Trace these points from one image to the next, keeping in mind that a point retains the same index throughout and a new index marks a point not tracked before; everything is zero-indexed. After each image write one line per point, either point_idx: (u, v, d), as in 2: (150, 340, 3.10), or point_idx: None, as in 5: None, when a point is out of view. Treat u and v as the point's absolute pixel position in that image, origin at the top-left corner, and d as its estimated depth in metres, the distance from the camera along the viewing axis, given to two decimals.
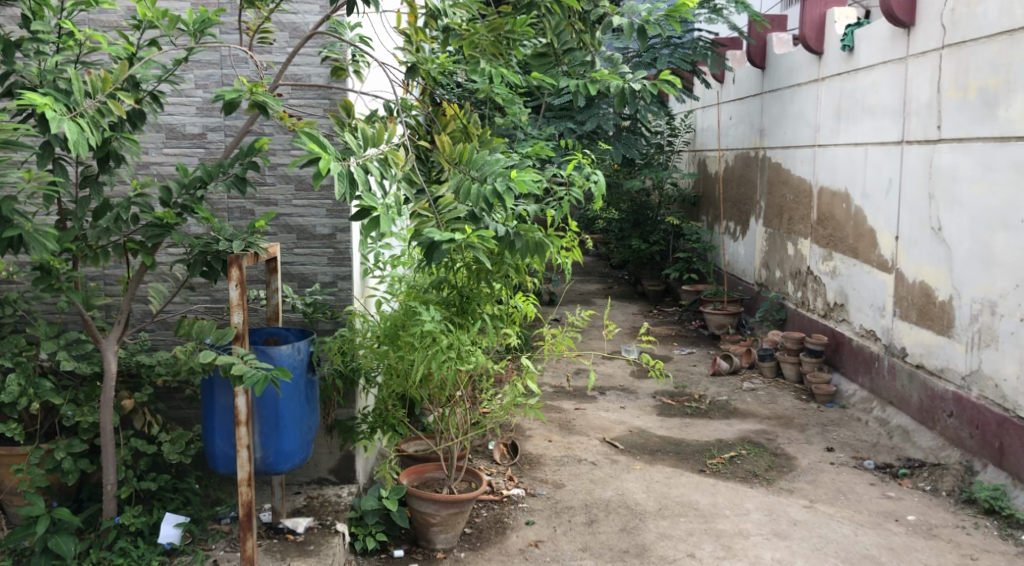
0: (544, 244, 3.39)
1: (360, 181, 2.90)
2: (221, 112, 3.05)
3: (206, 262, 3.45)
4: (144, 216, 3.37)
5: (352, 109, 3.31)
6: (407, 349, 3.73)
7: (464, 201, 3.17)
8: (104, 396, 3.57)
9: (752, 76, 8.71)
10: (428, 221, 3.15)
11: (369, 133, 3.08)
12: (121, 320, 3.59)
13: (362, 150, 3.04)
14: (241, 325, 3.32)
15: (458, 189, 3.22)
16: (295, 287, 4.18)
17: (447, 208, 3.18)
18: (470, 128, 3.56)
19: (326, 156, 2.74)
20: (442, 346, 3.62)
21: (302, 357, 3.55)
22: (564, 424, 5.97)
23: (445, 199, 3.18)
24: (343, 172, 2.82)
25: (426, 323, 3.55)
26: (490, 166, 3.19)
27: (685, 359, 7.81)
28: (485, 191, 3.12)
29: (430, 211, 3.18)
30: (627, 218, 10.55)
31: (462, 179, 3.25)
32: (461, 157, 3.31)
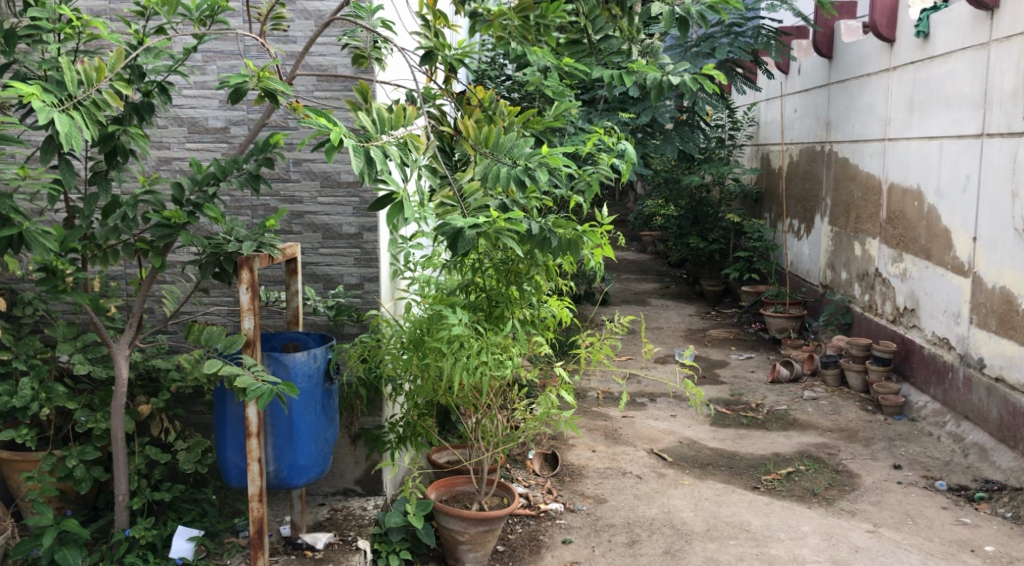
0: (579, 239, 3.14)
1: (377, 158, 2.56)
2: (226, 101, 2.81)
3: (219, 264, 3.25)
4: (153, 215, 3.19)
5: (371, 96, 3.01)
6: (432, 356, 3.44)
7: (493, 185, 2.89)
8: (114, 404, 3.40)
9: (819, 66, 8.25)
10: (453, 211, 2.89)
11: (389, 116, 2.78)
12: (133, 323, 3.43)
13: (381, 132, 2.73)
14: (252, 332, 3.13)
15: (486, 174, 2.94)
16: (320, 288, 3.97)
17: (473, 195, 2.92)
18: (496, 116, 3.29)
19: (337, 129, 2.46)
20: (471, 351, 3.33)
21: (319, 365, 3.33)
22: (609, 433, 5.68)
23: (471, 186, 2.90)
24: (358, 147, 2.51)
25: (453, 329, 3.26)
26: (519, 146, 2.93)
27: (743, 364, 7.44)
28: (517, 172, 2.87)
29: (456, 198, 2.92)
30: (685, 216, 10.18)
31: (489, 164, 2.96)
32: (486, 142, 3.00)
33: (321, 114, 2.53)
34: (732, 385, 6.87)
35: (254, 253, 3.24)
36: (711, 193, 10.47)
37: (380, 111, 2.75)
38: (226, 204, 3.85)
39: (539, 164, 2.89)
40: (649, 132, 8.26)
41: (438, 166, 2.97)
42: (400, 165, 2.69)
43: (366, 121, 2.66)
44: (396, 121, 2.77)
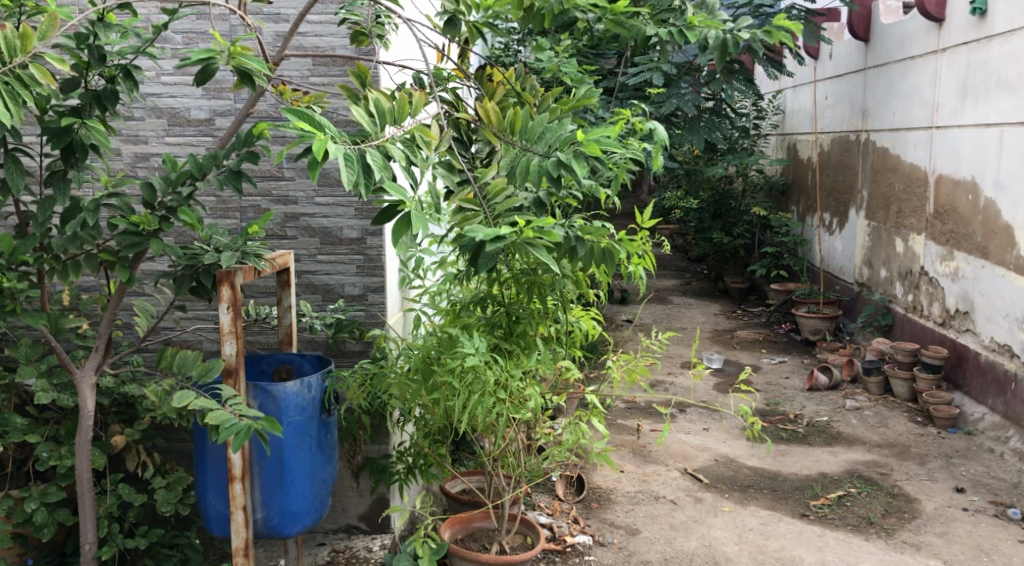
0: (616, 249, 2.68)
1: (375, 163, 2.01)
2: (193, 81, 2.28)
3: (196, 278, 2.76)
4: (119, 221, 2.71)
5: (369, 77, 2.49)
6: (443, 392, 2.90)
7: (522, 182, 2.35)
8: (78, 439, 2.92)
9: (854, 50, 7.73)
10: (475, 217, 2.31)
11: (395, 103, 2.24)
12: (100, 346, 2.95)
13: (381, 128, 2.18)
14: (233, 357, 2.68)
15: (511, 169, 2.44)
16: (318, 300, 3.50)
17: (497, 197, 2.38)
18: (525, 94, 2.77)
19: (321, 135, 1.91)
20: (487, 386, 2.80)
21: (314, 396, 2.87)
22: (638, 450, 5.20)
23: (496, 184, 2.38)
24: (349, 154, 1.97)
25: (467, 361, 2.70)
26: (552, 131, 2.38)
27: (776, 370, 6.93)
28: (549, 163, 2.32)
29: (478, 202, 2.37)
30: (707, 209, 9.68)
31: (516, 155, 2.44)
32: (512, 128, 2.50)
33: (303, 115, 1.98)
34: (767, 393, 6.37)
35: (237, 265, 2.76)
36: (735, 185, 9.95)
37: (378, 102, 2.21)
38: (210, 206, 3.39)
39: (575, 152, 2.33)
40: (673, 122, 7.77)
41: (455, 161, 2.44)
42: (406, 171, 2.12)
43: (363, 116, 2.12)
44: (405, 110, 2.24)
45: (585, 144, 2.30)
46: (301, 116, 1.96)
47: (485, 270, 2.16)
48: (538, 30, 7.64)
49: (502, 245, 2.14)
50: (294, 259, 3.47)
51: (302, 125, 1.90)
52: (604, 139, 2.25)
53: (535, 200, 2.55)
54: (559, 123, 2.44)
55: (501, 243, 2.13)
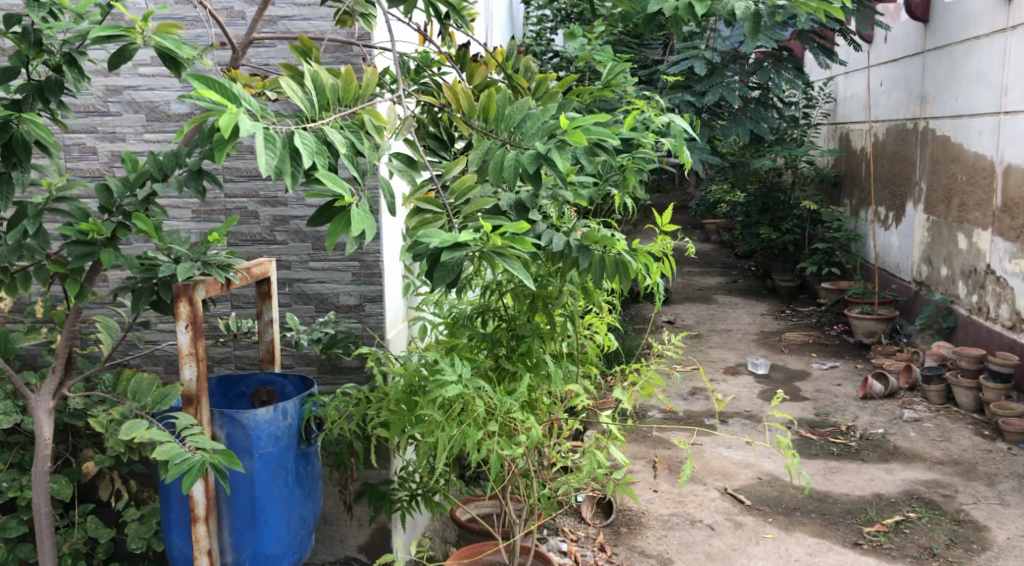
0: (627, 262, 2.31)
1: (306, 147, 1.86)
2: (108, 67, 2.16)
3: (155, 292, 2.46)
4: (64, 229, 2.42)
5: (314, 52, 2.37)
6: (428, 428, 2.43)
7: (497, 180, 2.07)
8: (35, 472, 2.63)
9: (912, 32, 7.19)
10: (436, 220, 2.07)
11: (341, 83, 2.12)
12: (58, 368, 2.66)
13: (320, 108, 2.04)
14: (193, 384, 2.35)
15: (482, 162, 2.16)
16: (311, 310, 3.15)
17: (465, 195, 2.11)
18: (516, 78, 2.56)
19: (234, 107, 1.75)
20: (473, 420, 2.37)
21: (289, 424, 2.52)
22: (674, 467, 4.80)
23: (463, 181, 2.12)
24: (269, 134, 1.81)
25: (449, 394, 2.25)
26: (534, 119, 2.06)
27: (827, 376, 6.46)
28: (528, 156, 2.00)
29: (440, 202, 2.11)
30: (755, 202, 9.20)
31: (489, 148, 2.17)
32: (485, 114, 2.24)
33: (212, 83, 1.79)
34: (817, 401, 5.91)
35: (199, 276, 2.43)
36: (784, 177, 9.44)
37: (316, 77, 2.05)
38: (193, 207, 3.06)
39: (560, 142, 1.98)
40: (716, 112, 7.31)
41: (418, 155, 2.24)
42: (349, 161, 1.98)
43: (298, 94, 1.97)
44: (350, 92, 2.12)
45: (570, 132, 1.95)
46: (209, 85, 1.79)
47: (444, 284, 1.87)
48: (572, 17, 7.25)
49: (467, 252, 1.84)
50: (285, 266, 3.13)
51: (210, 95, 1.74)
52: (587, 121, 1.90)
53: (517, 202, 2.24)
54: (545, 106, 2.11)
55: (467, 248, 1.84)
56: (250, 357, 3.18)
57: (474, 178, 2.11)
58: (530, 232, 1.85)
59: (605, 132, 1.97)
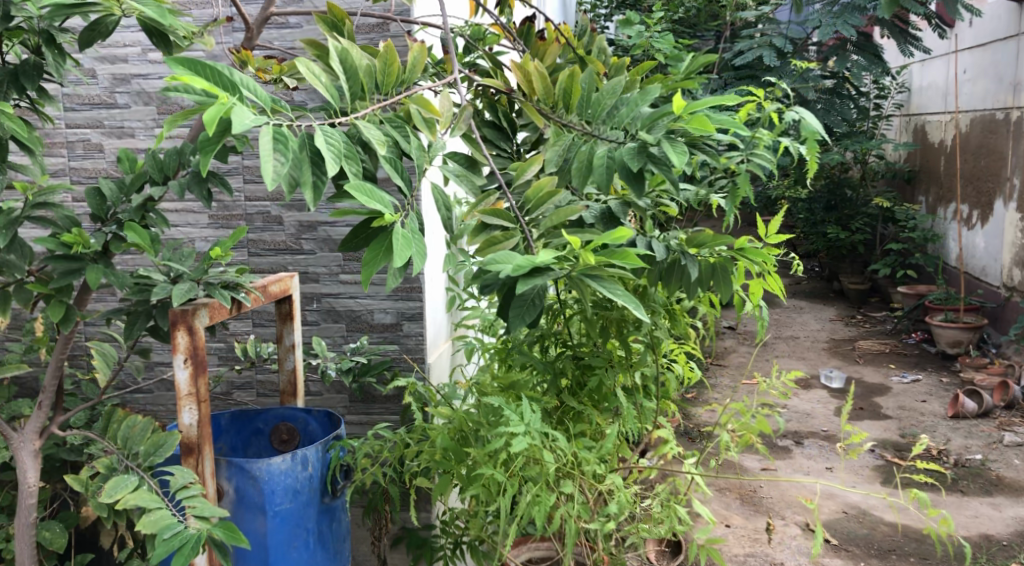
0: (730, 264, 1.93)
1: (330, 150, 1.41)
2: (80, 45, 1.85)
3: (153, 317, 2.07)
4: (42, 241, 2.02)
5: (348, 27, 1.92)
6: (483, 487, 1.91)
7: (581, 184, 1.69)
8: (18, 525, 2.25)
9: (1004, 13, 6.56)
10: (507, 240, 1.61)
11: (380, 63, 1.67)
12: (44, 404, 2.26)
13: (351, 98, 1.59)
14: (191, 430, 1.95)
15: (562, 162, 1.76)
16: (344, 329, 2.72)
17: (543, 205, 1.66)
18: (590, 55, 2.12)
19: (225, 101, 1.35)
20: (547, 478, 1.86)
21: (310, 474, 2.10)
22: (746, 496, 4.30)
23: (541, 183, 1.66)
24: (279, 134, 1.39)
25: (515, 447, 1.72)
26: (630, 107, 1.69)
27: (910, 391, 5.89)
28: (626, 149, 1.63)
29: (511, 214, 1.64)
30: (821, 199, 8.61)
31: (573, 142, 1.76)
32: (568, 101, 1.81)
33: (203, 68, 1.38)
34: (901, 419, 5.36)
35: (200, 299, 2.01)
36: (852, 173, 8.84)
37: (347, 56, 1.59)
38: (208, 212, 2.66)
39: (673, 132, 1.63)
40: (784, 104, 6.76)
41: (480, 156, 1.78)
42: (389, 164, 1.53)
43: (320, 80, 1.51)
44: (391, 75, 1.67)
45: (687, 118, 1.60)
46: (197, 71, 1.38)
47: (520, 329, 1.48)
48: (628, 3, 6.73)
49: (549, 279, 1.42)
50: (312, 278, 2.70)
51: (196, 82, 1.33)
52: (713, 103, 1.56)
53: (604, 211, 1.88)
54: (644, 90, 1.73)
55: (551, 274, 1.40)
56: (273, 382, 2.78)
57: (555, 179, 1.65)
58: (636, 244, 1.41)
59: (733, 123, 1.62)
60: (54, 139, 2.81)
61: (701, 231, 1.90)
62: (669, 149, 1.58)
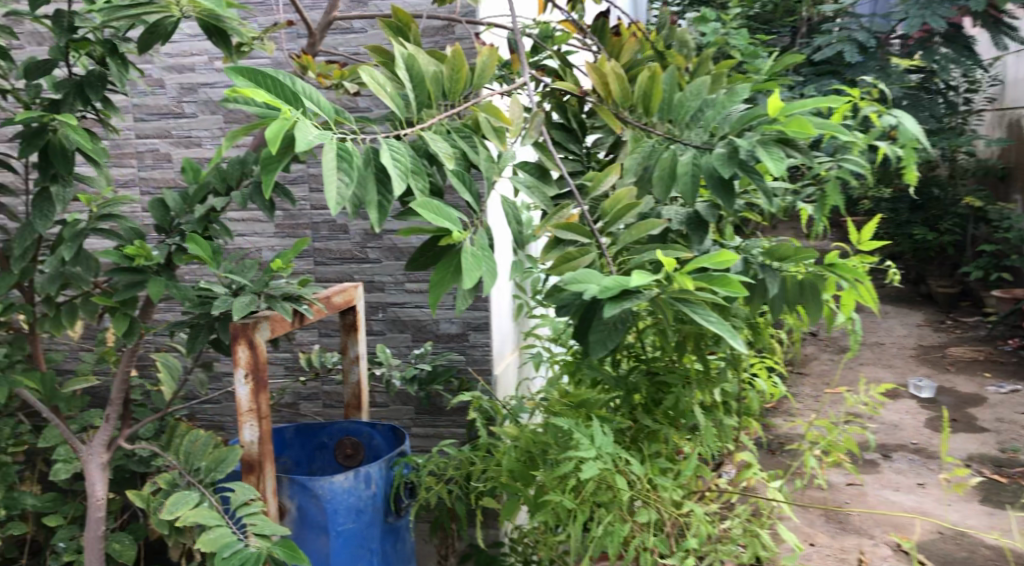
0: (821, 279, 1.80)
1: (396, 166, 1.35)
2: (138, 49, 1.83)
3: (215, 329, 2.04)
4: (105, 253, 2.00)
5: (413, 31, 1.84)
6: (551, 513, 1.80)
7: (664, 193, 1.60)
8: (87, 537, 2.24)
9: None
10: (582, 256, 1.50)
11: (448, 70, 1.58)
12: (111, 415, 2.24)
13: (418, 107, 1.51)
14: (252, 447, 1.91)
15: (641, 171, 1.66)
16: (410, 339, 2.65)
17: (621, 217, 1.56)
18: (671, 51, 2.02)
19: (286, 116, 1.27)
20: (621, 505, 1.76)
21: (373, 493, 2.04)
22: (830, 513, 4.10)
23: (620, 193, 1.57)
24: (344, 151, 1.32)
25: (585, 474, 1.63)
26: (716, 108, 1.57)
27: (1008, 402, 5.56)
28: (714, 155, 1.52)
29: (586, 227, 1.54)
30: (907, 199, 8.25)
31: (653, 149, 1.66)
32: (649, 104, 1.70)
33: (263, 78, 1.31)
34: (998, 433, 5.05)
35: (262, 311, 1.96)
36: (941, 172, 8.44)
37: (413, 63, 1.52)
38: (274, 221, 2.63)
39: (765, 134, 1.50)
40: None
41: (551, 164, 1.69)
42: (456, 178, 1.45)
43: (385, 90, 1.44)
44: (460, 81, 1.58)
45: (782, 120, 1.47)
46: (257, 81, 1.31)
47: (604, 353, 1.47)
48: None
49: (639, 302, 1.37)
50: (377, 287, 2.64)
51: (256, 97, 1.26)
52: (814, 102, 1.43)
53: (691, 215, 1.74)
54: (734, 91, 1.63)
55: (640, 299, 1.35)
56: (339, 393, 2.73)
57: (635, 191, 1.56)
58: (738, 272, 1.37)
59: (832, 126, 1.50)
60: (124, 149, 2.82)
61: (781, 245, 1.80)
62: (761, 154, 1.45)
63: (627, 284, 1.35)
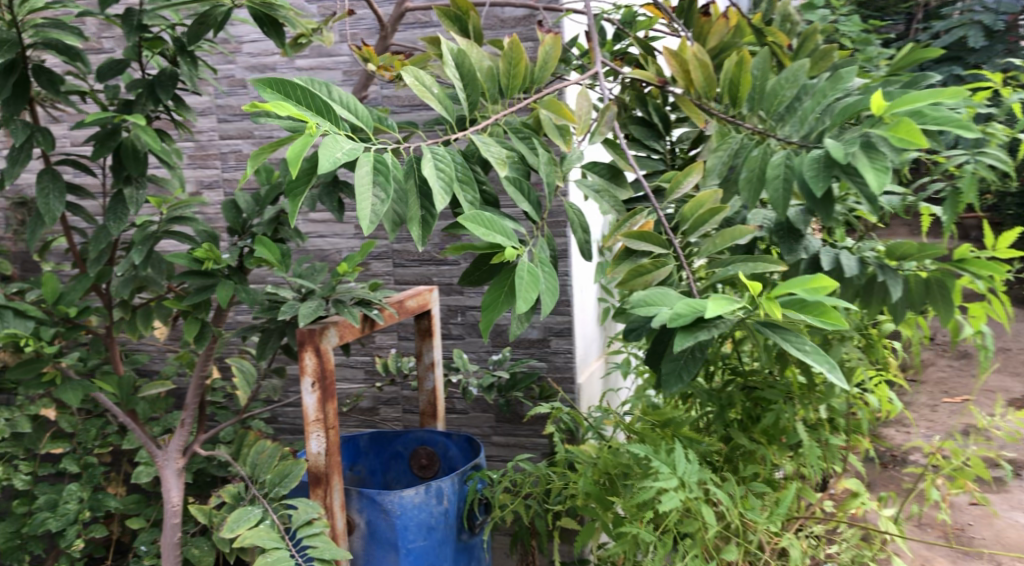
0: (951, 276, 1.57)
1: (440, 177, 1.23)
2: (188, 40, 1.78)
3: (285, 335, 1.97)
4: (177, 256, 1.95)
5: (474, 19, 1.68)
6: (632, 543, 1.65)
7: (751, 198, 1.44)
8: (162, 544, 2.21)
9: None
10: (658, 270, 1.37)
11: (504, 63, 1.45)
12: (186, 420, 2.21)
13: (471, 106, 1.38)
14: (318, 459, 1.83)
15: (726, 169, 1.52)
16: (490, 345, 2.54)
17: (703, 224, 1.39)
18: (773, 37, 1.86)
19: (310, 135, 1.15)
20: (708, 535, 1.60)
21: (445, 508, 1.94)
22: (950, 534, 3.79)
23: (703, 193, 1.39)
24: (380, 165, 1.20)
25: (664, 506, 1.49)
26: (815, 98, 1.41)
27: None
28: (808, 160, 1.36)
29: (661, 237, 1.39)
30: None
31: (741, 144, 1.51)
32: (737, 93, 1.55)
33: (291, 90, 1.18)
34: None
35: (328, 317, 1.87)
36: None
37: (463, 57, 1.37)
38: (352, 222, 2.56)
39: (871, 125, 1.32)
40: None
41: (623, 164, 1.54)
42: (513, 186, 1.35)
43: (428, 93, 1.31)
44: (517, 75, 1.45)
45: (888, 122, 1.29)
46: (288, 92, 1.18)
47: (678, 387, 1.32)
48: None
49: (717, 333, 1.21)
50: (456, 291, 2.54)
51: (280, 112, 1.14)
52: (927, 100, 1.25)
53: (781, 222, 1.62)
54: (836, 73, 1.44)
55: (720, 328, 1.19)
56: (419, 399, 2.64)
57: (719, 193, 1.39)
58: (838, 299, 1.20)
59: (952, 120, 1.28)
60: (208, 151, 2.81)
61: (903, 242, 1.57)
62: (862, 165, 1.29)
63: (702, 311, 1.19)
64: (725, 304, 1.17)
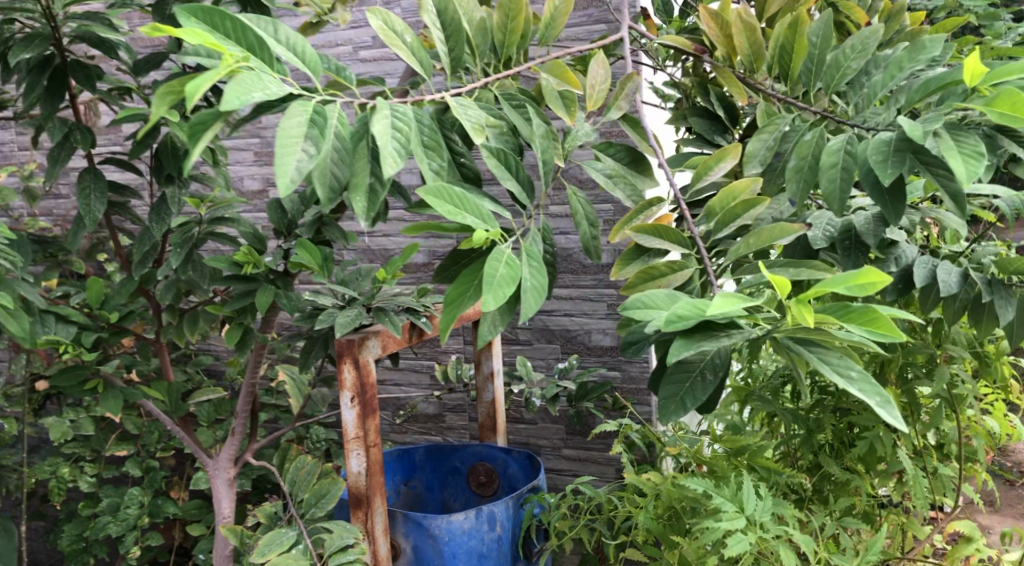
0: None
1: (395, 135, 0.98)
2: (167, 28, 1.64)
3: (330, 343, 1.85)
4: (217, 260, 1.84)
5: None
6: None
7: (800, 191, 1.22)
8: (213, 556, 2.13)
9: None
10: (681, 273, 1.12)
11: (500, 15, 1.23)
12: (237, 429, 2.11)
13: (453, 63, 1.16)
14: (359, 478, 1.68)
15: (771, 155, 1.30)
16: (560, 352, 2.36)
17: (737, 220, 1.14)
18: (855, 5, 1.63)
19: (228, 65, 0.89)
20: None
21: (499, 534, 1.78)
22: None
23: (744, 180, 1.14)
24: (316, 114, 0.94)
25: (731, 550, 1.27)
26: (886, 73, 1.17)
27: None
28: (874, 144, 1.11)
29: (680, 235, 1.14)
30: None
31: (794, 127, 1.29)
32: (792, 61, 1.32)
33: (214, 21, 0.94)
34: None
35: (369, 323, 1.72)
36: None
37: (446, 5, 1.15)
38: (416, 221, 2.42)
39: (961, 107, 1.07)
40: None
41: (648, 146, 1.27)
42: (495, 161, 1.09)
43: (397, 41, 1.09)
44: (515, 31, 1.23)
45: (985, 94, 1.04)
46: (212, 24, 0.94)
47: (681, 417, 0.99)
48: None
49: (728, 343, 0.93)
50: None
51: (189, 36, 0.89)
52: None
53: (846, 226, 1.37)
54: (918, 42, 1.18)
55: (730, 337, 0.92)
56: None
57: (760, 182, 1.13)
58: (894, 307, 0.88)
59: None
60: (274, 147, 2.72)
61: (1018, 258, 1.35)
62: (948, 149, 1.03)
63: (707, 310, 0.91)
64: (734, 303, 0.90)
